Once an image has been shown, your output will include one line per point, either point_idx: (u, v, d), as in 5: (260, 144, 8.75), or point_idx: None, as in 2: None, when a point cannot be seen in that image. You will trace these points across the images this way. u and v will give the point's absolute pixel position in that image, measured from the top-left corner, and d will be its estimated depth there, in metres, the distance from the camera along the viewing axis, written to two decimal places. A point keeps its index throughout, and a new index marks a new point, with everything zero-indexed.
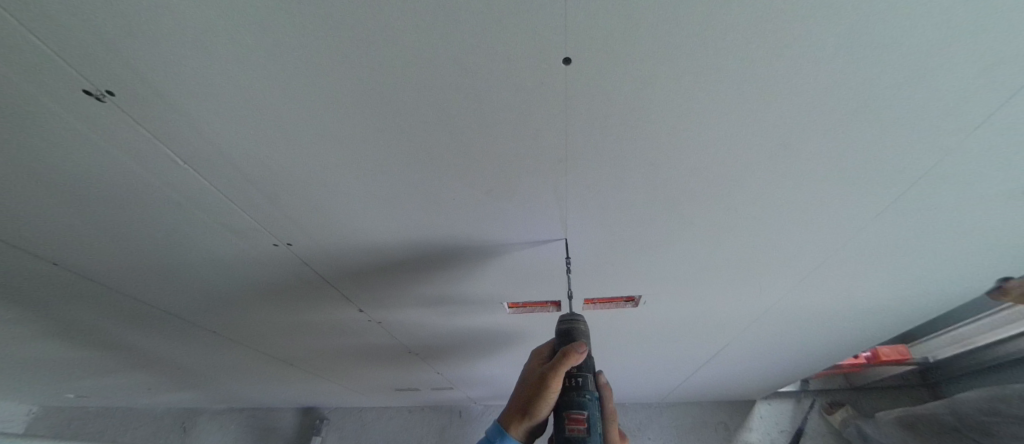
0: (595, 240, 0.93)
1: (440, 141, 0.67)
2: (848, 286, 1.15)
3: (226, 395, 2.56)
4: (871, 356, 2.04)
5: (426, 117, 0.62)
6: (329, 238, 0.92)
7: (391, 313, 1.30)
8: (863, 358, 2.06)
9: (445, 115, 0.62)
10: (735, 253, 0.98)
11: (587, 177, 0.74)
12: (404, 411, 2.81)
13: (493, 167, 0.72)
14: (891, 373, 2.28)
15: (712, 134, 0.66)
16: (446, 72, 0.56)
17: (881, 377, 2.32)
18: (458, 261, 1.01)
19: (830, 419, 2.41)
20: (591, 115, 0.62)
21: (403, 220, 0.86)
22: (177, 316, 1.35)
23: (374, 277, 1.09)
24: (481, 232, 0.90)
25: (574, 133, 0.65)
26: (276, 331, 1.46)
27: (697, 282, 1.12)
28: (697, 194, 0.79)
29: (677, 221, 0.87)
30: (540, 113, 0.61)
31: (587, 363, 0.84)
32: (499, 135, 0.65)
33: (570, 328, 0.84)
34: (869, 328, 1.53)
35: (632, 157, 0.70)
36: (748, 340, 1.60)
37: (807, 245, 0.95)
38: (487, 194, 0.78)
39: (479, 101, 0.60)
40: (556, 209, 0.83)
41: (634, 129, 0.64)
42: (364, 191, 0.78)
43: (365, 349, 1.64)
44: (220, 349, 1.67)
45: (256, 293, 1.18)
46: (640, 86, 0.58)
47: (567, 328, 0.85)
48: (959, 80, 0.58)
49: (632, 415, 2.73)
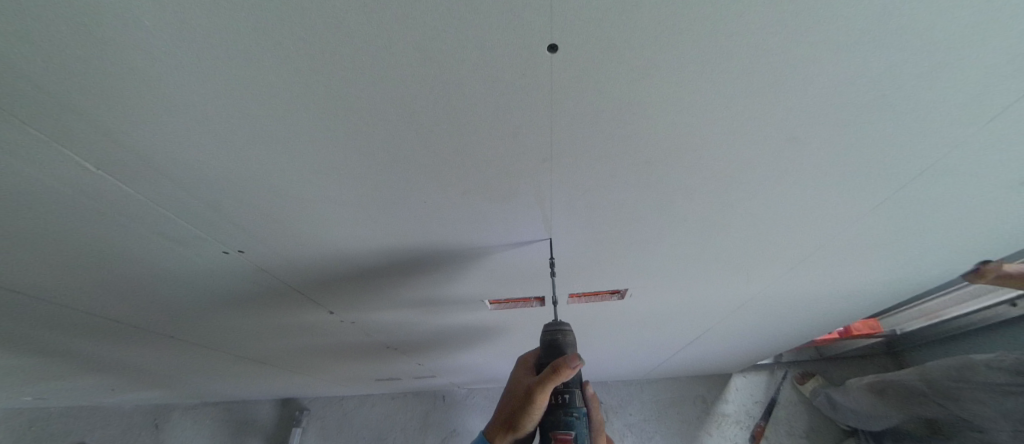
0: (581, 239, 0.87)
1: (405, 141, 0.57)
2: (833, 274, 1.14)
3: (198, 391, 2.46)
4: (844, 331, 2.10)
5: (386, 114, 0.53)
6: (288, 244, 0.82)
7: (365, 314, 1.22)
8: (836, 333, 2.12)
9: (409, 111, 0.52)
10: (726, 247, 0.94)
11: (575, 176, 0.67)
12: (387, 398, 2.78)
13: (468, 167, 0.63)
14: (860, 344, 2.37)
15: (713, 130, 0.59)
16: (407, 63, 0.46)
17: (850, 348, 2.42)
18: (434, 263, 0.93)
19: (801, 388, 2.53)
20: (581, 110, 0.53)
21: (370, 225, 0.77)
22: (125, 323, 1.23)
23: (341, 281, 1.00)
24: (457, 234, 0.82)
25: (561, 131, 0.57)
26: (241, 335, 1.36)
27: (685, 275, 1.07)
28: (692, 191, 0.73)
29: (668, 218, 0.81)
30: (522, 109, 0.53)
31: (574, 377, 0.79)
32: (475, 134, 0.56)
33: (555, 339, 0.78)
34: (847, 309, 1.55)
35: (625, 155, 0.62)
36: (731, 324, 1.60)
37: (799, 238, 0.91)
38: (462, 196, 0.70)
39: (449, 95, 0.50)
40: (540, 209, 0.75)
41: (629, 126, 0.57)
42: (321, 195, 0.68)
43: (340, 346, 1.56)
44: (182, 351, 1.56)
45: (211, 299, 1.07)
46: (639, 78, 0.49)
47: (552, 339, 0.79)
48: (987, 70, 0.52)
49: (614, 392, 2.78)
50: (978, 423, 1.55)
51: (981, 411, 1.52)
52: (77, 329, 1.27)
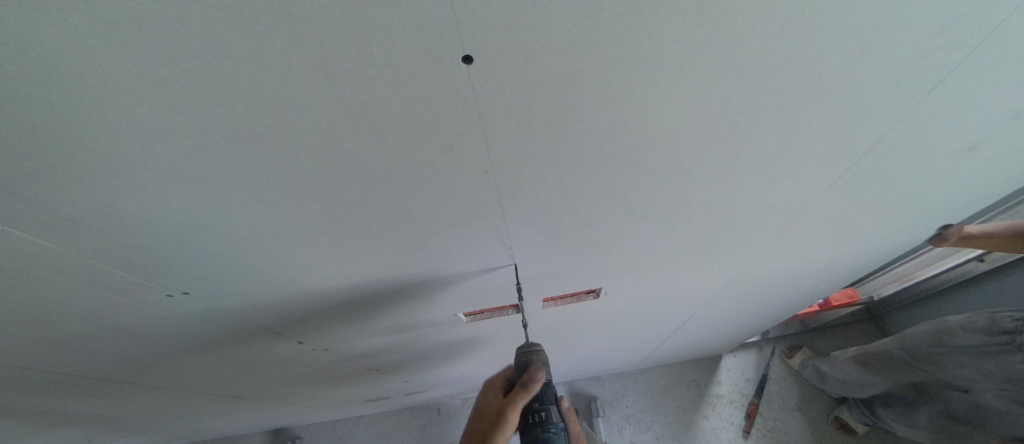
0: (543, 245, 0.84)
1: (332, 166, 0.54)
2: (803, 251, 1.14)
3: (182, 433, 2.35)
4: (824, 302, 2.14)
5: (305, 140, 0.50)
6: (235, 282, 0.77)
7: (336, 341, 1.17)
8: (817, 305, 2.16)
9: (329, 136, 0.49)
10: (692, 237, 0.93)
11: (521, 185, 0.64)
12: (381, 418, 2.72)
13: (407, 187, 0.60)
14: (841, 313, 2.42)
15: (653, 126, 0.57)
16: (314, 86, 0.43)
17: (833, 318, 2.46)
18: (395, 286, 0.89)
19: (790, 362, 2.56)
20: (511, 119, 0.51)
21: (318, 254, 0.73)
22: (80, 377, 1.16)
23: (302, 314, 0.95)
24: (413, 256, 0.78)
25: (495, 141, 0.54)
26: (212, 374, 1.30)
27: (657, 268, 1.06)
28: (646, 187, 0.71)
29: (628, 216, 0.80)
30: (448, 123, 0.50)
31: (547, 394, 0.82)
32: (405, 152, 0.54)
33: (527, 361, 0.82)
34: (824, 282, 1.56)
35: (569, 159, 0.60)
36: (711, 309, 1.60)
37: (763, 221, 0.90)
38: (407, 216, 0.66)
39: (368, 116, 0.47)
40: (495, 220, 0.72)
41: (566, 130, 0.55)
42: (257, 228, 0.64)
43: (319, 374, 1.51)
44: (152, 397, 1.48)
45: (167, 343, 1.01)
46: (565, 82, 0.47)
47: (524, 360, 0.83)
48: (916, 44, 0.52)
49: (609, 386, 2.77)
50: (964, 384, 1.59)
51: (964, 373, 1.56)
52: (30, 386, 1.19)
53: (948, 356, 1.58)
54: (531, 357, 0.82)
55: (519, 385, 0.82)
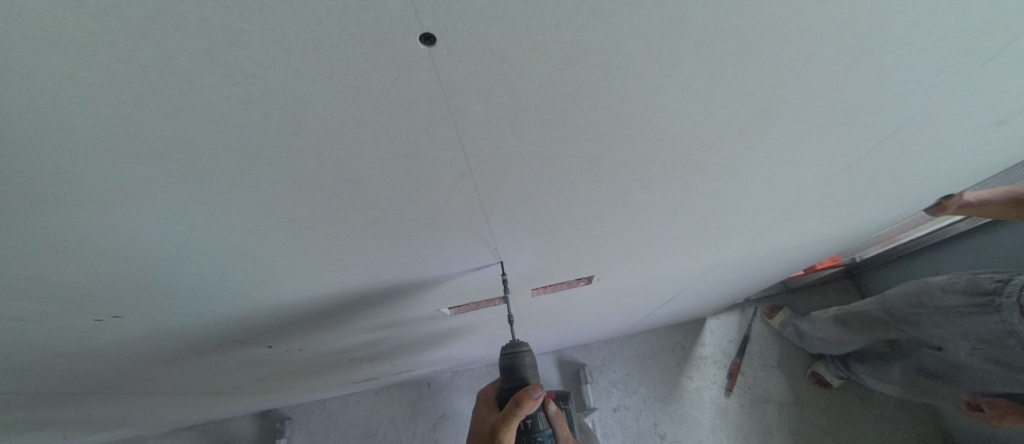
0: (532, 242, 0.74)
1: (262, 175, 0.42)
2: (804, 227, 1.07)
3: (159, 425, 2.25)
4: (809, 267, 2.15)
5: (220, 151, 0.38)
6: (170, 299, 0.65)
7: (309, 341, 1.08)
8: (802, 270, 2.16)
9: (248, 140, 0.37)
10: (695, 222, 0.84)
11: (507, 184, 0.53)
12: (370, 395, 2.70)
13: (364, 194, 0.48)
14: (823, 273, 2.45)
15: (669, 112, 0.46)
16: (209, 74, 0.30)
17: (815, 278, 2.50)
18: (365, 290, 0.78)
19: (771, 322, 2.62)
20: (494, 111, 0.39)
21: (267, 266, 0.61)
22: (22, 397, 1.04)
23: (264, 323, 0.85)
24: (384, 263, 0.68)
25: (474, 139, 0.43)
26: (178, 379, 1.20)
27: (652, 254, 0.99)
28: (651, 177, 0.61)
29: (628, 207, 0.70)
30: (410, 120, 0.38)
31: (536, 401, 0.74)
32: (356, 156, 0.41)
33: (513, 364, 0.69)
34: (815, 252, 1.54)
35: (565, 153, 0.49)
36: (703, 282, 1.57)
37: (771, 204, 0.83)
38: (370, 226, 0.55)
39: (297, 114, 0.35)
40: (476, 221, 0.61)
41: (563, 121, 0.43)
42: (181, 244, 0.52)
43: (297, 368, 1.43)
44: (117, 403, 1.38)
45: (114, 360, 0.90)
46: (561, 68, 0.36)
47: (509, 363, 0.70)
48: (992, 7, 0.42)
49: (597, 352, 2.79)
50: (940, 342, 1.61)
51: (940, 333, 1.57)
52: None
53: (927, 317, 1.59)
54: (516, 360, 0.69)
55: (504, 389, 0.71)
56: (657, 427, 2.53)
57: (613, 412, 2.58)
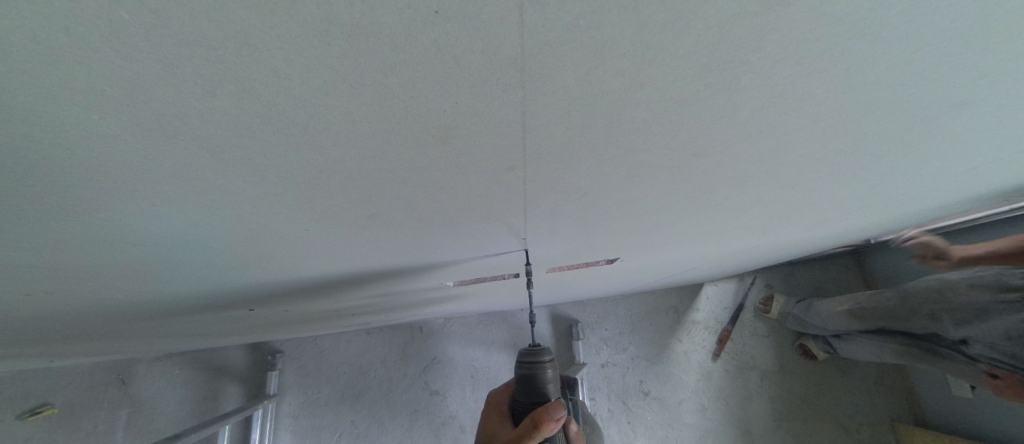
0: (567, 233, 0.59)
1: (186, 174, 0.24)
2: (865, 219, 0.92)
3: (122, 363, 1.89)
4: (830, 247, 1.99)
5: (120, 152, 0.21)
6: (92, 283, 0.49)
7: (294, 303, 0.94)
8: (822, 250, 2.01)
9: (141, 122, 0.19)
10: (761, 216, 0.67)
11: (565, 182, 0.36)
12: (362, 334, 2.43)
13: (356, 192, 0.31)
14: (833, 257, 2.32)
15: (852, 97, 0.29)
16: (50, 13, 0.14)
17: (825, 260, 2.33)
18: (355, 271, 0.63)
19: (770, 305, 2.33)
20: (597, 86, 0.22)
21: (221, 259, 0.45)
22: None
23: (240, 294, 0.71)
24: (388, 252, 0.53)
25: (547, 129, 0.25)
26: (149, 329, 1.08)
27: (696, 240, 0.84)
28: (750, 178, 0.44)
29: (697, 206, 0.53)
30: (450, 97, 0.20)
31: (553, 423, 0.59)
32: (348, 149, 0.24)
33: (530, 377, 0.59)
34: (852, 236, 1.41)
35: (665, 151, 0.32)
36: (725, 259, 1.45)
37: (861, 201, 0.67)
38: (370, 221, 0.39)
39: (231, 79, 0.17)
40: (507, 216, 0.45)
41: (694, 107, 0.26)
42: (77, 243, 0.34)
43: (282, 319, 1.31)
44: (84, 346, 1.26)
45: (58, 324, 0.75)
46: (739, 30, 0.20)
47: (527, 375, 0.59)
48: None
49: (590, 310, 2.50)
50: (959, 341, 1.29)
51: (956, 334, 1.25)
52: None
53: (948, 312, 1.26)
54: (535, 372, 0.59)
55: (520, 402, 0.60)
56: (642, 386, 2.32)
57: (601, 369, 2.37)
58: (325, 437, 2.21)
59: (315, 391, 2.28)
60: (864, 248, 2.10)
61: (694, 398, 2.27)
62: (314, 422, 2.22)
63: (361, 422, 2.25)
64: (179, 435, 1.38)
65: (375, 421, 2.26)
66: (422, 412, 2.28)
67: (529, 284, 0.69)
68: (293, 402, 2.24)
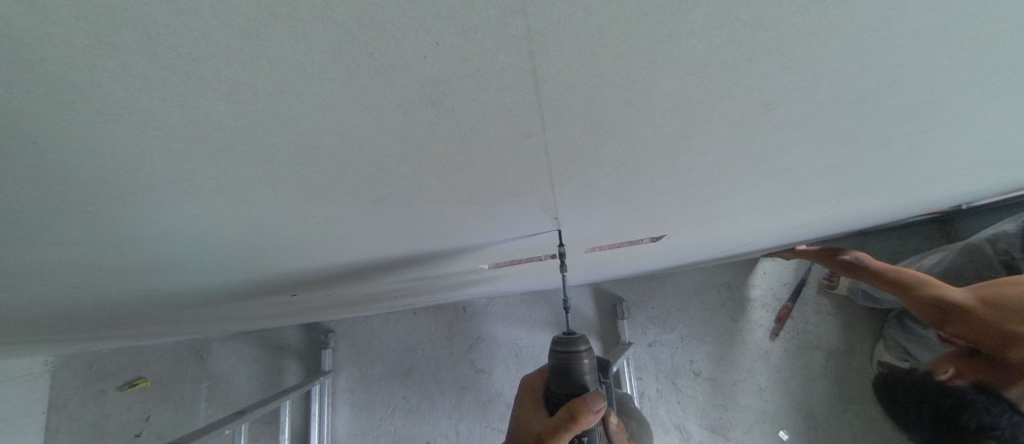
0: (604, 210, 0.53)
1: (147, 153, 0.21)
2: (965, 184, 0.77)
3: (199, 341, 2.13)
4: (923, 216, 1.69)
5: (59, 132, 0.18)
6: (133, 274, 0.50)
7: (333, 287, 0.95)
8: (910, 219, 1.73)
9: (58, 92, 0.16)
10: (836, 183, 0.57)
11: (598, 150, 0.30)
12: (408, 314, 2.50)
13: (353, 172, 0.27)
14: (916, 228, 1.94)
15: (1016, 1, 0.20)
16: None
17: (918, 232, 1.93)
18: (383, 257, 0.61)
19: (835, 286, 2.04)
20: (630, 6, 0.16)
21: (240, 246, 0.44)
22: (40, 332, 0.98)
23: (276, 281, 0.71)
24: (411, 237, 0.50)
25: (565, 76, 0.19)
26: (204, 312, 1.13)
27: (758, 213, 0.74)
28: (831, 136, 0.36)
29: (759, 174, 0.45)
30: (426, 32, 0.15)
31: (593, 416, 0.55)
32: (320, 117, 0.20)
33: (565, 367, 0.54)
34: (953, 201, 1.19)
35: (729, 101, 0.25)
36: (789, 231, 1.29)
37: (985, 157, 0.54)
38: (376, 204, 0.35)
39: (127, 25, 0.13)
40: (533, 195, 0.40)
41: (769, 34, 0.19)
42: (87, 236, 0.33)
43: (328, 302, 1.34)
44: (152, 329, 1.35)
45: (116, 308, 0.78)
46: None
47: (561, 365, 0.55)
48: None
49: (635, 287, 2.39)
50: None
51: None
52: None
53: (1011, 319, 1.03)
54: (571, 362, 0.54)
55: (556, 392, 0.56)
56: (692, 365, 2.22)
57: (648, 348, 2.28)
58: (379, 410, 2.33)
59: (367, 369, 2.39)
60: (951, 214, 1.76)
61: (751, 379, 2.14)
62: (369, 396, 2.35)
63: (412, 397, 2.35)
64: (245, 411, 1.44)
65: (425, 397, 2.35)
66: (469, 388, 2.34)
67: (562, 266, 0.63)
68: (349, 377, 2.37)
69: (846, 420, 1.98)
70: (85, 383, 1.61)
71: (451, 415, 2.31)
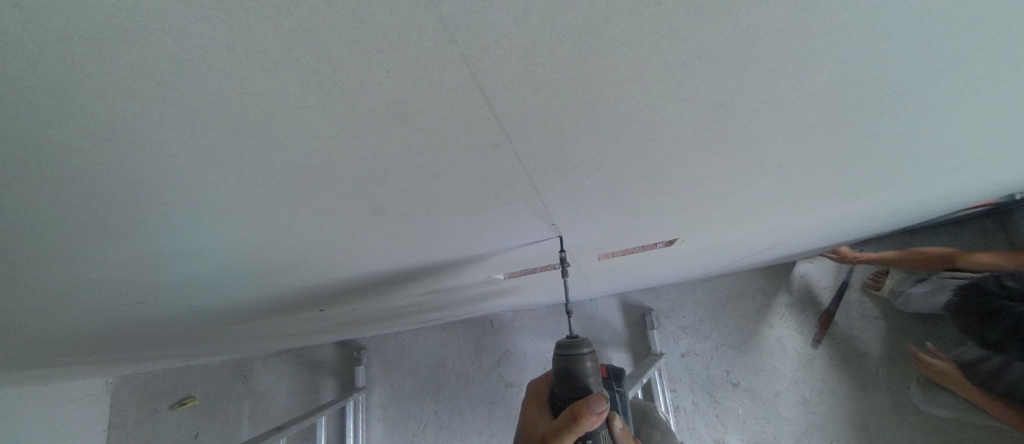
0: (601, 214, 0.54)
1: (169, 178, 0.25)
2: (998, 172, 0.73)
3: (242, 360, 2.25)
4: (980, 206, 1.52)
5: (93, 164, 0.22)
6: (175, 290, 0.55)
7: (359, 301, 1.00)
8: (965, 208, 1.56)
9: (73, 125, 0.19)
10: (842, 178, 0.56)
11: (570, 156, 0.32)
12: (437, 329, 2.54)
13: (347, 185, 0.31)
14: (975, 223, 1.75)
15: None
16: None
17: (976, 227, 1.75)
18: (401, 267, 0.65)
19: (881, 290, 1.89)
20: (546, 29, 0.18)
21: (261, 261, 0.48)
22: (102, 351, 1.07)
23: (306, 294, 0.76)
24: (420, 247, 0.53)
25: (510, 90, 0.22)
26: (246, 329, 1.21)
27: (772, 212, 0.73)
28: (808, 129, 0.36)
29: (750, 172, 0.46)
30: (377, 63, 0.18)
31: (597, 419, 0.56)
32: (304, 139, 0.23)
33: (569, 370, 0.55)
34: (1006, 189, 1.10)
35: (681, 103, 0.27)
36: (820, 232, 1.24)
37: (1004, 141, 0.52)
38: (375, 215, 0.38)
39: (142, 75, 0.17)
40: (524, 202, 0.42)
41: (691, 40, 0.21)
42: (131, 254, 0.38)
43: (359, 317, 1.40)
44: (198, 347, 1.44)
45: (165, 325, 0.86)
46: None
47: (565, 369, 0.56)
48: None
49: (664, 297, 2.32)
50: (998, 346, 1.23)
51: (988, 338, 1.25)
52: (35, 363, 1.06)
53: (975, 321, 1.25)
54: (574, 365, 0.55)
55: (560, 395, 0.57)
56: (729, 376, 2.13)
57: (681, 358, 2.21)
58: (412, 426, 2.37)
59: (399, 384, 2.43)
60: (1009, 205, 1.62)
61: (794, 390, 2.02)
62: (401, 412, 2.39)
63: (443, 412, 2.37)
64: (283, 426, 1.50)
65: (456, 412, 2.36)
66: (498, 403, 2.33)
67: (566, 271, 0.65)
68: (381, 393, 2.43)
69: (904, 433, 1.83)
70: (140, 402, 1.71)
71: (482, 430, 2.30)
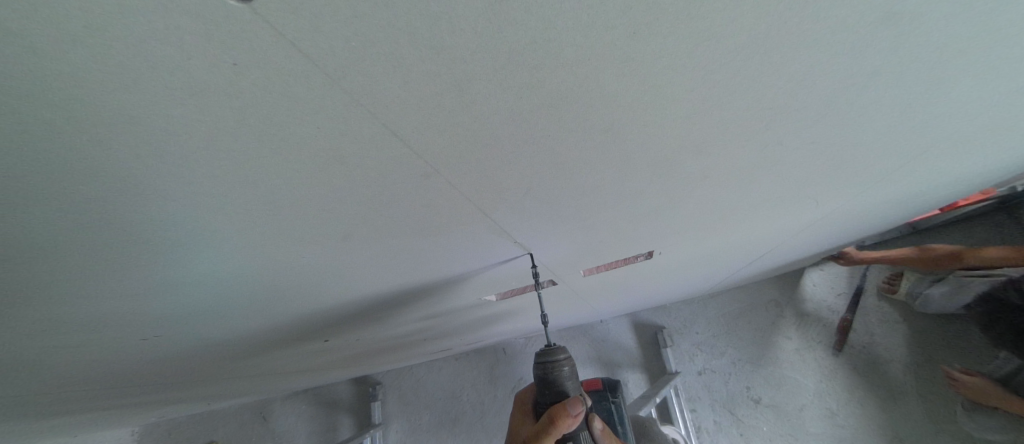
0: (560, 230, 0.60)
1: (171, 214, 0.33)
2: (953, 166, 0.78)
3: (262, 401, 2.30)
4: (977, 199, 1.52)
5: (112, 203, 0.30)
6: (190, 322, 0.62)
7: (365, 329, 1.06)
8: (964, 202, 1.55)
9: (99, 177, 0.27)
10: (781, 182, 0.61)
11: (499, 178, 0.39)
12: (450, 359, 2.55)
13: (315, 215, 0.38)
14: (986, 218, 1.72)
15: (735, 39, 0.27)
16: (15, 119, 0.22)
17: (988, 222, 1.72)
18: (392, 290, 0.71)
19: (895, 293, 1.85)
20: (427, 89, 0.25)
21: (260, 288, 0.55)
22: (132, 394, 1.14)
23: (312, 322, 0.83)
24: (400, 269, 0.60)
25: (420, 132, 0.29)
26: (263, 365, 1.27)
27: (736, 219, 0.78)
28: (709, 143, 0.42)
29: (681, 182, 0.51)
30: (309, 122, 0.25)
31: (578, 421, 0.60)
32: (270, 178, 0.30)
33: (547, 376, 0.59)
34: (988, 181, 1.11)
35: (570, 131, 0.33)
36: (809, 236, 1.26)
37: (918, 138, 0.57)
38: (347, 240, 0.45)
39: (146, 140, 0.24)
40: (479, 221, 0.49)
41: (548, 87, 0.27)
42: (141, 284, 0.45)
43: (370, 347, 1.45)
44: (220, 387, 1.50)
45: (188, 362, 0.93)
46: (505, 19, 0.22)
47: (542, 375, 0.60)
48: None
49: (673, 313, 2.31)
50: None
51: None
52: (70, 409, 1.13)
53: None
54: (550, 371, 0.59)
55: (541, 400, 0.61)
56: (749, 392, 2.06)
57: (698, 376, 2.17)
58: None
59: (416, 418, 2.43)
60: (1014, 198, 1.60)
61: (817, 403, 1.95)
62: None
63: None
64: None
65: None
66: None
67: (539, 284, 0.70)
68: (399, 428, 2.42)
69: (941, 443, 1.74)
70: None
71: None
